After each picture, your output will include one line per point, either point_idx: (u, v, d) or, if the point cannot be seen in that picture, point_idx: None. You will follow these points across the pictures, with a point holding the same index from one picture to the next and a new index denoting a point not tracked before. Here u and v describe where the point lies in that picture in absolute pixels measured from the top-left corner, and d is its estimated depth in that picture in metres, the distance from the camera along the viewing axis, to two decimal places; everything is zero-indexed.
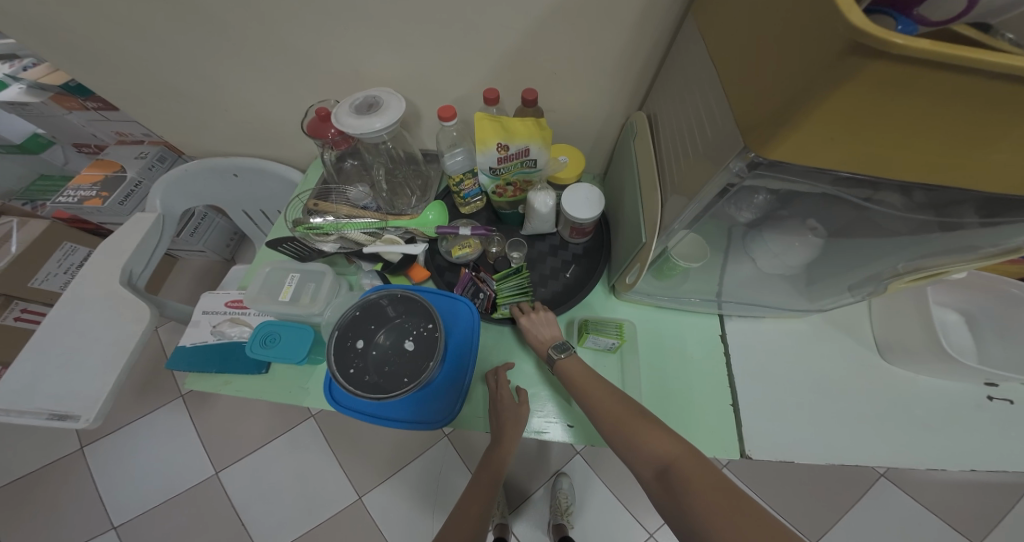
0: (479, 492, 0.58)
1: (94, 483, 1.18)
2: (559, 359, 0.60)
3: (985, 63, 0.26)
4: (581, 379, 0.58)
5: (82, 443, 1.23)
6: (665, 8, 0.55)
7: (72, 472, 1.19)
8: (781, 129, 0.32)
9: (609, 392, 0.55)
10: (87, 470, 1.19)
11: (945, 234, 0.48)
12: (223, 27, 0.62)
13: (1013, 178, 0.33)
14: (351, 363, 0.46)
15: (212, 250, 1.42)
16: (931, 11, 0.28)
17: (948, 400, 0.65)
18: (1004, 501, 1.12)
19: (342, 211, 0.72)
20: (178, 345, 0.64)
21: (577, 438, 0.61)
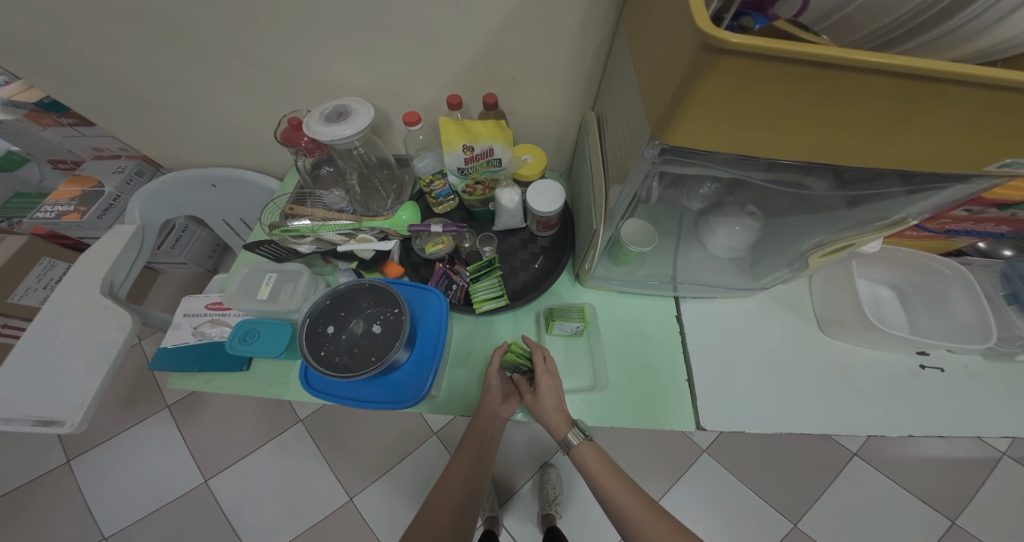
0: (457, 480, 0.63)
1: (83, 494, 1.22)
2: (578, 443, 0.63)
3: (818, 54, 0.28)
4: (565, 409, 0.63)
5: (69, 456, 1.27)
6: (604, 14, 0.59)
7: (62, 484, 1.23)
8: (671, 123, 0.35)
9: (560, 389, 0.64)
10: (76, 482, 1.23)
11: (856, 209, 0.53)
12: (194, 41, 0.66)
13: (884, 154, 0.37)
14: (323, 345, 0.49)
15: (194, 261, 1.46)
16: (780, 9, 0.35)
17: (885, 370, 0.70)
18: (969, 474, 1.18)
19: (317, 214, 0.75)
20: (160, 347, 0.69)
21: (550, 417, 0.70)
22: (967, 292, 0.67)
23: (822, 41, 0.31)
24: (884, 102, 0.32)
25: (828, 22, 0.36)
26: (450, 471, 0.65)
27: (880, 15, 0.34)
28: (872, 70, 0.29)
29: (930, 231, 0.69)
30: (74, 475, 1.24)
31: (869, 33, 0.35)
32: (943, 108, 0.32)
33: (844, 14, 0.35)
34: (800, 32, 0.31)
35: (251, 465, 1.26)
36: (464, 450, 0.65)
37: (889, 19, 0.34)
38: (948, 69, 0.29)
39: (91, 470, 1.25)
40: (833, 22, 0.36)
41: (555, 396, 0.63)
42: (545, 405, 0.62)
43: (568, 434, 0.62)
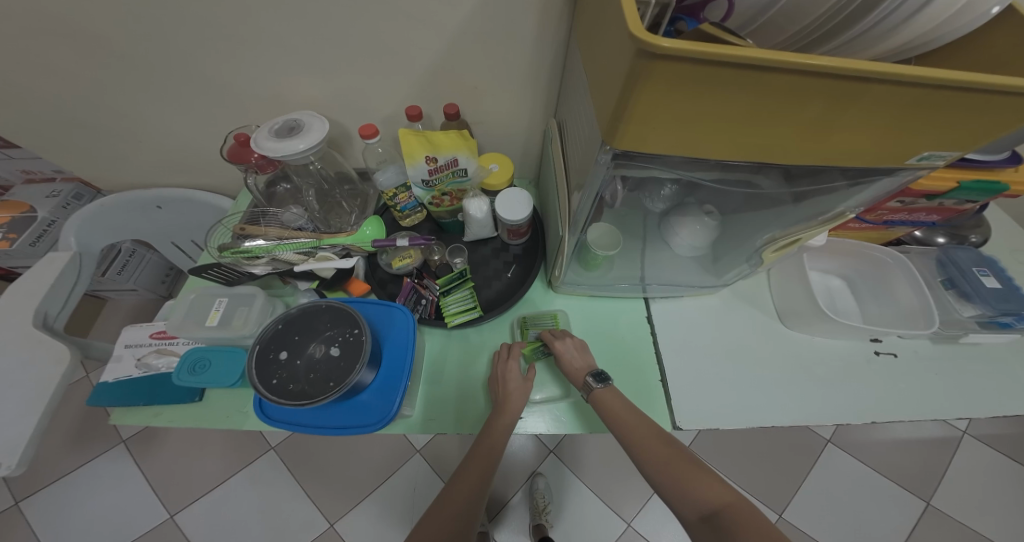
0: (469, 480, 0.56)
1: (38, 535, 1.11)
2: (598, 387, 0.61)
3: (749, 57, 0.29)
4: (577, 362, 0.65)
5: (18, 498, 1.15)
6: (557, 23, 0.60)
7: (6, 531, 1.11)
8: (618, 126, 0.35)
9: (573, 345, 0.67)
10: (27, 524, 1.12)
11: (804, 204, 0.55)
12: (127, 57, 0.62)
13: (819, 150, 0.39)
14: (274, 373, 0.45)
15: (145, 287, 1.36)
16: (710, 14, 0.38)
17: (842, 358, 0.73)
18: (933, 453, 1.25)
19: (272, 233, 0.69)
20: (99, 383, 0.63)
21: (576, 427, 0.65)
22: (907, 278, 0.71)
23: (747, 42, 0.32)
24: (813, 101, 0.33)
25: (752, 26, 0.38)
26: (458, 477, 0.57)
27: (799, 18, 0.36)
28: (799, 71, 0.31)
29: (870, 223, 0.72)
30: (23, 518, 1.13)
31: (791, 35, 0.37)
32: (866, 104, 0.34)
33: (768, 18, 0.37)
34: (727, 35, 0.32)
35: (219, 499, 1.17)
36: (476, 452, 0.58)
37: (806, 21, 0.36)
38: (868, 68, 0.30)
39: (43, 511, 1.13)
40: (757, 26, 0.38)
41: (575, 353, 0.66)
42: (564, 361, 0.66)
43: (586, 379, 0.62)
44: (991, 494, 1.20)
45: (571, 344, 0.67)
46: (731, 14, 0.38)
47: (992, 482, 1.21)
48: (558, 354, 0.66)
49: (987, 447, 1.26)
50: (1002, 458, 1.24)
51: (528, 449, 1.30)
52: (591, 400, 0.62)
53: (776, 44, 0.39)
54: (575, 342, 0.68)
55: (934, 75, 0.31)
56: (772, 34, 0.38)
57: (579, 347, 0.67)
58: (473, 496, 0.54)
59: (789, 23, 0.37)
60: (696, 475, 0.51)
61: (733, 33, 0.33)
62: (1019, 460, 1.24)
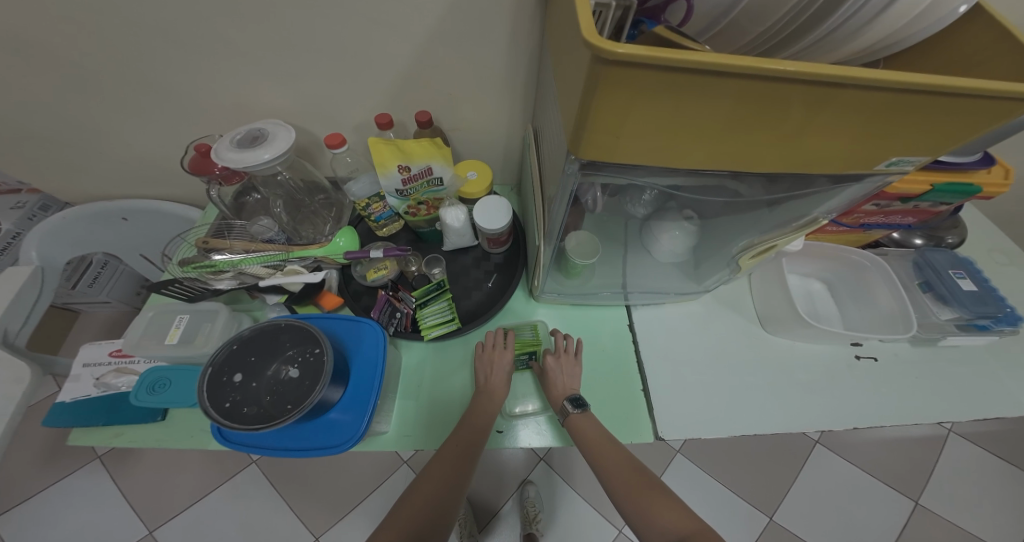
0: (434, 480, 0.55)
1: None
2: (573, 413, 0.60)
3: (708, 62, 0.28)
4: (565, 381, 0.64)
5: None
6: (529, 27, 0.59)
7: None
8: (582, 136, 0.34)
9: (570, 362, 0.67)
10: None
11: (780, 208, 0.54)
12: (81, 65, 0.60)
13: (789, 156, 0.38)
14: (228, 396, 0.43)
15: (119, 300, 1.32)
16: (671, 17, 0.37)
17: (823, 363, 0.72)
18: (920, 451, 1.26)
19: (238, 246, 0.66)
20: (55, 403, 0.60)
21: (553, 440, 0.63)
22: (886, 282, 0.70)
23: (707, 48, 0.31)
24: (777, 109, 0.33)
25: (715, 29, 0.37)
26: (419, 484, 0.55)
27: (763, 19, 0.35)
28: (762, 76, 0.29)
29: (847, 226, 0.72)
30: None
31: (755, 37, 0.36)
32: (832, 109, 0.33)
33: (730, 20, 0.36)
34: (685, 40, 0.31)
35: (198, 517, 1.13)
36: (440, 459, 0.56)
37: (769, 23, 0.35)
38: (832, 73, 0.29)
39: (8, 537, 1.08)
40: (720, 29, 0.37)
41: (563, 372, 0.66)
42: (557, 382, 0.65)
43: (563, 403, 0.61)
44: (978, 490, 1.20)
45: (563, 361, 0.67)
46: (689, 18, 0.36)
47: (978, 479, 1.22)
48: (547, 371, 0.66)
49: (973, 444, 1.27)
50: (986, 454, 1.25)
51: (517, 457, 1.28)
52: (563, 423, 0.61)
53: (740, 46, 0.37)
54: (567, 363, 0.67)
55: (900, 79, 0.30)
56: (736, 35, 0.37)
57: (567, 356, 0.68)
58: (437, 501, 0.53)
59: (752, 24, 0.35)
60: (648, 493, 0.55)
61: (693, 38, 0.32)
62: (1004, 457, 1.25)
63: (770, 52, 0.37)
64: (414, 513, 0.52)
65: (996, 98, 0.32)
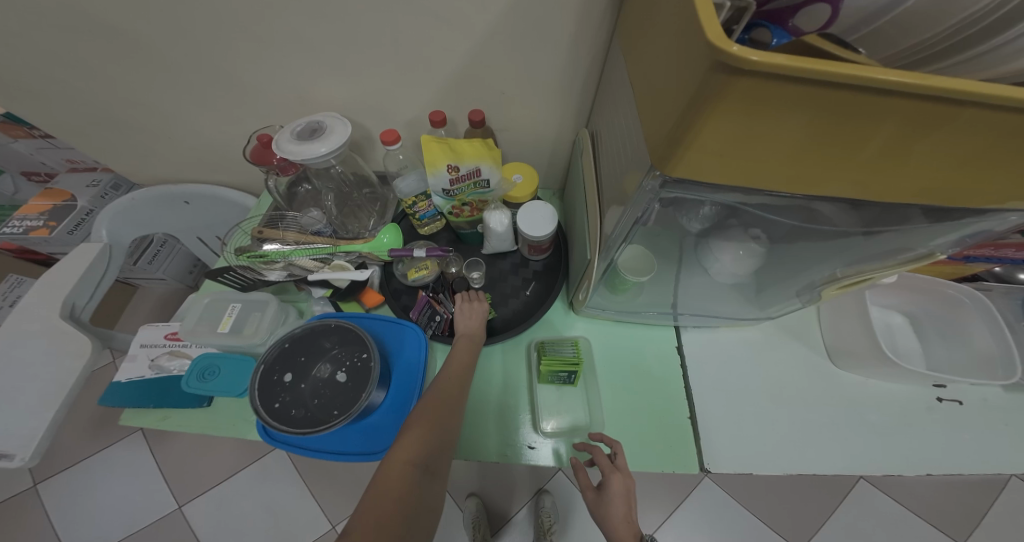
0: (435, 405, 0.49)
1: (54, 515, 1.15)
2: None
3: (857, 76, 0.24)
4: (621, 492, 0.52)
5: (39, 477, 1.19)
6: (598, 25, 0.55)
7: (32, 505, 1.16)
8: (675, 151, 0.30)
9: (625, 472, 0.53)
10: (47, 502, 1.16)
11: (870, 239, 0.48)
12: (158, 55, 0.62)
13: (915, 186, 0.33)
14: (277, 396, 0.43)
15: (173, 278, 1.39)
16: (804, 21, 0.29)
17: (899, 405, 0.65)
18: (986, 502, 1.13)
19: (289, 237, 0.66)
20: (112, 382, 0.62)
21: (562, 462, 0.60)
22: (985, 322, 0.62)
23: (851, 60, 0.27)
24: (919, 135, 0.28)
25: (857, 36, 0.31)
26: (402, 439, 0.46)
27: (924, 29, 0.29)
28: (910, 94, 0.25)
29: (946, 258, 0.63)
30: (48, 499, 1.17)
31: (904, 50, 0.31)
32: (990, 140, 0.28)
33: (874, 27, 0.30)
34: (832, 48, 0.27)
35: (229, 492, 1.18)
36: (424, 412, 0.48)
37: (923, 33, 0.29)
38: (1001, 93, 0.24)
39: (63, 492, 1.18)
40: (864, 35, 0.31)
41: (623, 500, 0.52)
42: (613, 513, 0.51)
43: None
44: None
45: (616, 478, 0.53)
46: (834, 20, 0.29)
47: None
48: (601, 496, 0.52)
49: None
50: None
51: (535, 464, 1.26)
52: None
53: (883, 57, 0.32)
54: (630, 485, 0.53)
55: None
56: (883, 45, 0.31)
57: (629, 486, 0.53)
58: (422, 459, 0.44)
59: (902, 36, 0.30)
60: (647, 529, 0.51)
61: (829, 47, 0.28)
62: None
63: (917, 62, 0.31)
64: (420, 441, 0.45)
65: None
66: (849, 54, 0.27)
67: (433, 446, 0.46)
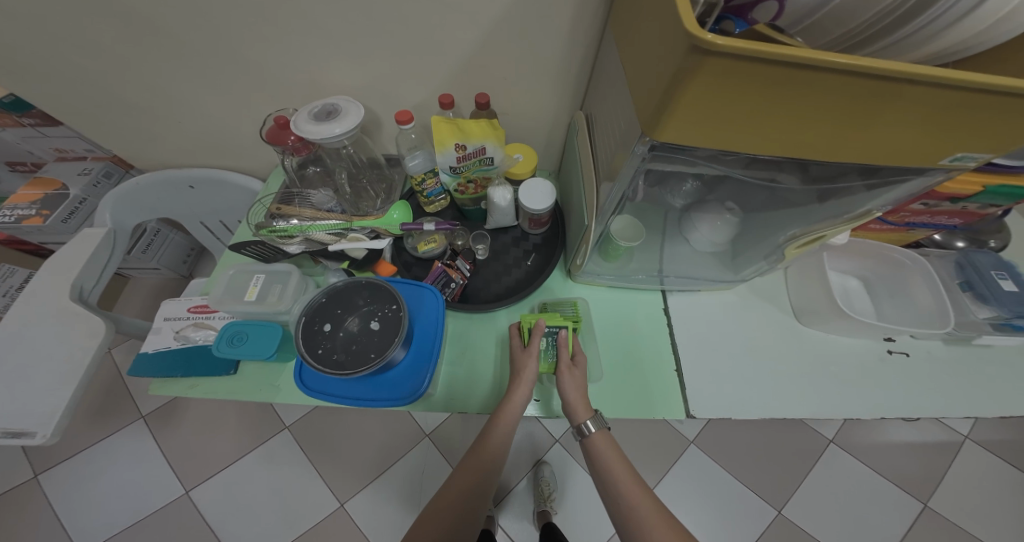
0: (461, 483, 0.58)
1: (59, 504, 1.16)
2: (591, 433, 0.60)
3: (800, 56, 0.31)
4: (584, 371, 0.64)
5: (42, 467, 1.20)
6: (590, 16, 0.61)
7: (36, 495, 1.17)
8: (661, 120, 0.37)
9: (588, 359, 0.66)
10: (51, 491, 1.17)
11: (822, 205, 0.56)
12: (173, 38, 0.65)
13: (855, 149, 0.39)
14: (319, 343, 0.49)
15: (167, 266, 1.40)
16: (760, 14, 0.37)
17: (855, 357, 0.74)
18: (938, 458, 1.25)
19: (306, 214, 0.71)
20: (139, 353, 0.67)
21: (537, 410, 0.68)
22: (924, 280, 0.72)
23: (796, 43, 0.34)
24: (855, 105, 0.35)
25: (801, 26, 0.39)
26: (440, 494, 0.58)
27: (847, 21, 0.37)
28: (845, 71, 0.32)
29: (892, 224, 0.72)
30: (52, 487, 1.18)
31: (835, 38, 0.39)
32: (910, 108, 0.35)
33: (816, 19, 0.38)
34: (779, 34, 0.34)
35: (236, 474, 1.21)
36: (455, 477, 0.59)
37: (855, 23, 0.37)
38: (914, 69, 0.31)
39: (67, 479, 1.19)
40: (806, 26, 0.39)
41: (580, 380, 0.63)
42: (575, 383, 0.63)
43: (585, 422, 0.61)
44: (992, 501, 1.20)
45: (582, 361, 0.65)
46: (779, 14, 0.37)
47: (993, 490, 1.21)
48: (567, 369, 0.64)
49: (989, 453, 1.26)
50: (1003, 465, 1.24)
51: (535, 438, 1.33)
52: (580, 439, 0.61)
53: (821, 44, 0.40)
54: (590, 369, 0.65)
55: (983, 79, 0.31)
56: (821, 34, 0.39)
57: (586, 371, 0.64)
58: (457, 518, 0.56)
59: (836, 26, 0.38)
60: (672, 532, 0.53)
61: (782, 31, 0.35)
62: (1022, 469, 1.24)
63: (853, 46, 0.38)
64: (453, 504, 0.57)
65: None
66: (795, 39, 0.34)
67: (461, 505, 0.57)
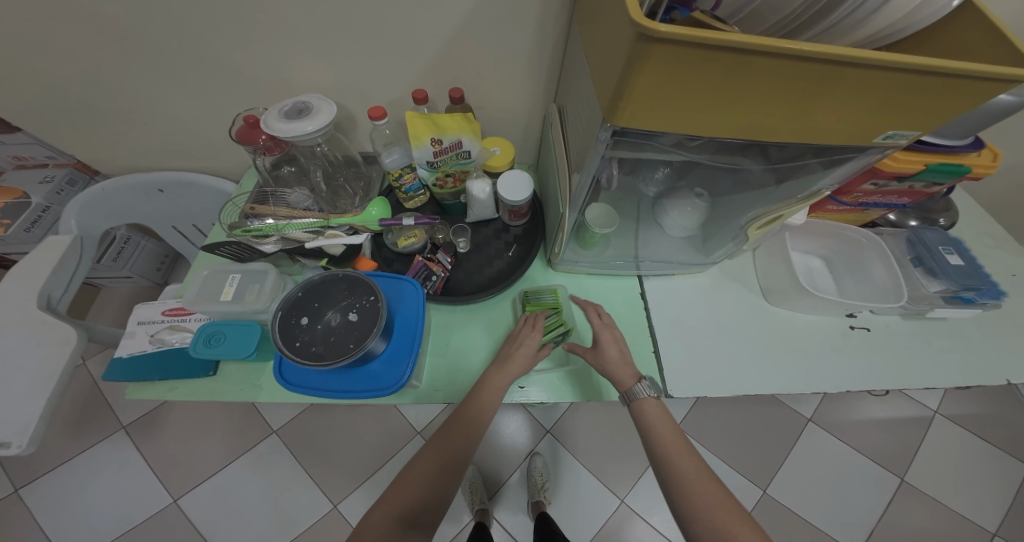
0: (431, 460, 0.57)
1: (37, 521, 1.12)
2: (643, 397, 0.62)
3: (738, 41, 0.33)
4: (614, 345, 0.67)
5: (19, 484, 1.16)
6: (558, 9, 0.62)
7: (10, 515, 1.12)
8: (619, 106, 0.39)
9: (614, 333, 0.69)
10: (27, 510, 1.13)
11: (780, 185, 0.59)
12: (136, 39, 0.64)
13: (801, 128, 0.42)
14: (297, 336, 0.49)
15: (140, 274, 1.36)
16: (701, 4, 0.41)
17: (819, 333, 0.78)
18: (911, 432, 1.32)
19: (281, 212, 0.71)
20: (114, 357, 0.67)
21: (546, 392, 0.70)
22: (880, 258, 0.76)
23: (734, 30, 0.36)
24: (796, 87, 0.37)
25: (743, 14, 0.42)
26: (404, 476, 0.56)
27: (783, 6, 0.40)
28: (781, 55, 0.34)
29: (847, 205, 0.76)
30: (30, 502, 1.14)
31: (774, 24, 0.41)
32: (844, 89, 0.37)
33: (753, 8, 0.41)
34: (716, 22, 0.36)
35: (224, 481, 1.19)
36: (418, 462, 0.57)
37: (788, 10, 0.40)
38: (847, 52, 0.33)
39: (44, 496, 1.15)
40: (747, 13, 0.42)
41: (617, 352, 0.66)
42: (610, 356, 0.66)
43: (636, 386, 0.62)
44: (962, 470, 1.26)
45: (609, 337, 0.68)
46: (718, 5, 0.42)
47: (963, 460, 1.28)
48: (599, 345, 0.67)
49: (958, 426, 1.33)
50: (970, 436, 1.31)
51: (527, 430, 1.35)
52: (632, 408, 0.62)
53: (761, 31, 0.42)
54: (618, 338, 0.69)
55: (910, 59, 0.34)
56: (759, 22, 0.42)
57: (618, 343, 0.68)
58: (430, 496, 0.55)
59: (772, 12, 0.40)
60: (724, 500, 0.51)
61: (721, 20, 0.37)
62: (988, 439, 1.31)
63: (790, 33, 0.41)
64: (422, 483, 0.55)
65: (992, 80, 0.36)
66: (733, 26, 0.36)
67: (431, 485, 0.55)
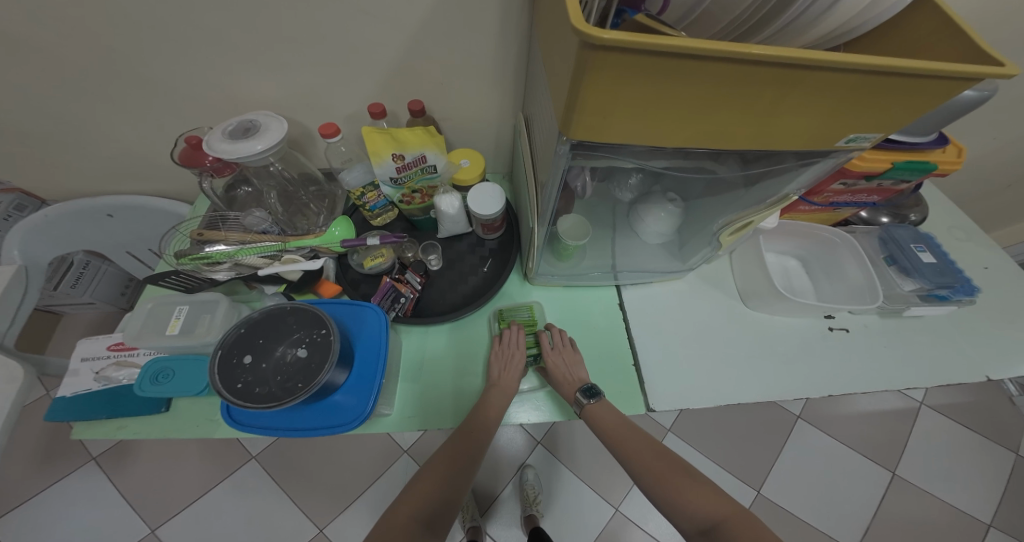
0: (437, 472, 0.58)
1: None
2: (588, 404, 0.63)
3: (685, 46, 0.30)
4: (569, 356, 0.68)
5: None
6: (516, 16, 0.60)
7: None
8: (572, 117, 0.37)
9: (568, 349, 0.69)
10: None
11: (751, 188, 0.58)
12: (65, 58, 0.59)
13: (762, 134, 0.40)
14: (239, 378, 0.46)
15: (103, 300, 1.29)
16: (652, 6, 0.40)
17: (800, 337, 0.76)
18: (900, 424, 1.32)
19: (234, 237, 0.66)
20: (56, 398, 0.61)
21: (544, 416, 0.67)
22: (853, 256, 0.76)
23: (682, 34, 0.34)
24: (752, 92, 0.35)
25: (692, 17, 0.40)
26: (402, 499, 0.56)
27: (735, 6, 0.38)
28: (734, 59, 0.32)
29: (818, 205, 0.75)
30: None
31: (726, 25, 0.39)
32: (801, 92, 0.36)
33: (703, 9, 0.40)
34: (663, 27, 0.35)
35: (202, 511, 1.13)
36: (419, 481, 0.58)
37: (741, 10, 0.38)
38: (801, 54, 0.32)
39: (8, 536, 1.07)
40: (696, 17, 0.40)
41: (566, 363, 0.67)
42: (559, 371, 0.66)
43: (577, 395, 0.63)
44: (952, 460, 1.27)
45: (564, 352, 0.69)
46: (667, 7, 0.40)
47: (953, 449, 1.28)
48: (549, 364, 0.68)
49: (944, 416, 1.34)
50: (957, 426, 1.32)
51: (519, 441, 1.31)
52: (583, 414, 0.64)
53: (713, 34, 0.41)
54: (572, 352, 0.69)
55: (864, 61, 0.32)
56: (709, 25, 0.40)
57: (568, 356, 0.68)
58: (430, 512, 0.54)
59: (725, 13, 0.39)
60: (683, 478, 0.57)
61: (669, 24, 0.36)
62: (975, 428, 1.32)
63: (742, 35, 0.40)
64: (423, 498, 0.55)
65: (950, 79, 0.35)
66: (680, 32, 0.35)
67: (437, 499, 0.55)
